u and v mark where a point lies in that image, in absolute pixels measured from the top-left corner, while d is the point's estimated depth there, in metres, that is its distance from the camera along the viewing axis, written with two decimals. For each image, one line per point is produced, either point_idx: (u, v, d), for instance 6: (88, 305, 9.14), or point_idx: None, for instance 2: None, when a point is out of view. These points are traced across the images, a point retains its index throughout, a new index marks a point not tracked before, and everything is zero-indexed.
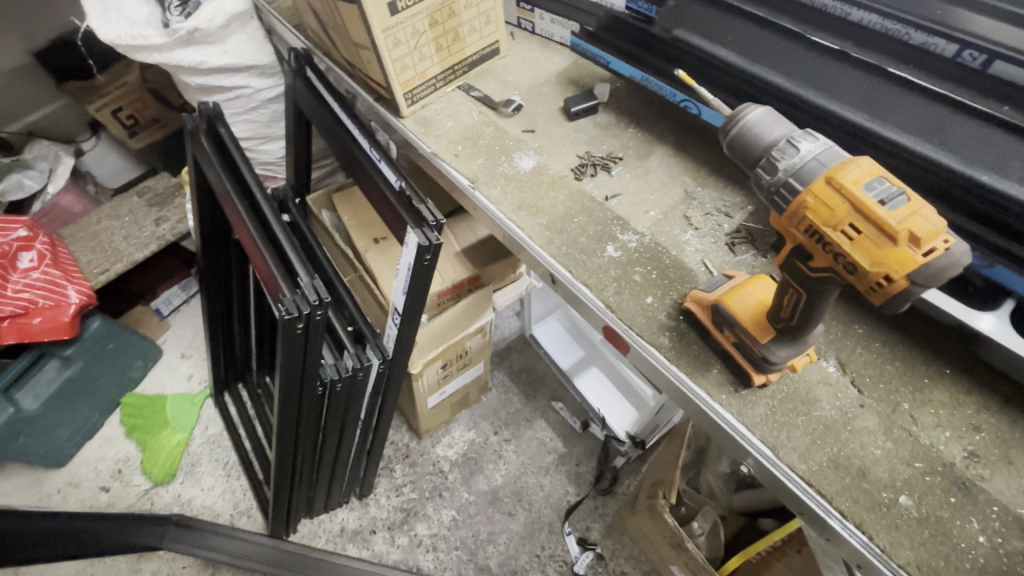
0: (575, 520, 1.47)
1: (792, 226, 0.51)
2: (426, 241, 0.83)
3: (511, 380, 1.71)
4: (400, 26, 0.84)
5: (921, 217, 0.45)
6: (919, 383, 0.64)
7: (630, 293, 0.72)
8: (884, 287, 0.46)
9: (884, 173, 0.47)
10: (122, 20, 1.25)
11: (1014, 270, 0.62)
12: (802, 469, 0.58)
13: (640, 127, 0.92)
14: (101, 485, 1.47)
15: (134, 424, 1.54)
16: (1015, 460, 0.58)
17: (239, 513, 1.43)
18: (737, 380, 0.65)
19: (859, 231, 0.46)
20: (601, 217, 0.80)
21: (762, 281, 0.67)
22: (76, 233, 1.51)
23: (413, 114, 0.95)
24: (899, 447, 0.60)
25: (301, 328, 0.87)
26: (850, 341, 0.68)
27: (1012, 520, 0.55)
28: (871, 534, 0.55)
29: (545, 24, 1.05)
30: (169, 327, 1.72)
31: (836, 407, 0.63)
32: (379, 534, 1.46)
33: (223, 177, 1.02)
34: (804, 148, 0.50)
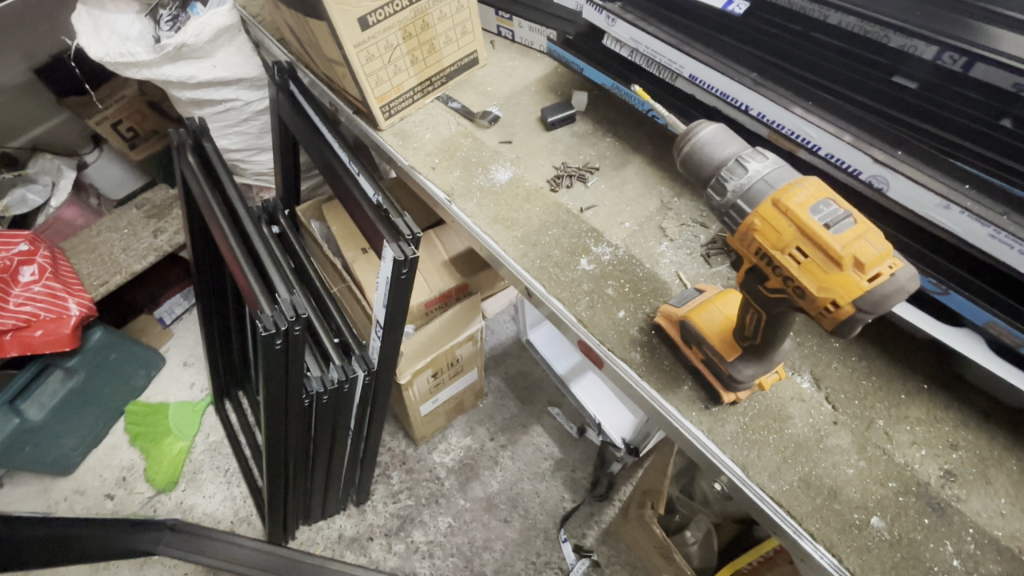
0: (571, 527, 1.47)
1: (745, 249, 0.50)
2: (402, 255, 0.83)
3: (507, 385, 1.71)
4: (373, 40, 0.84)
5: (867, 241, 0.44)
6: (895, 399, 0.62)
7: (603, 307, 0.71)
8: (832, 312, 0.45)
9: (833, 195, 0.46)
10: (113, 37, 1.27)
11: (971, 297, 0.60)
12: (771, 490, 0.57)
13: (617, 136, 0.91)
14: (105, 492, 1.49)
15: (137, 432, 1.56)
16: (994, 480, 0.57)
17: (239, 520, 1.45)
18: (707, 396, 0.64)
19: (807, 255, 0.45)
20: (575, 230, 0.79)
21: (731, 296, 0.66)
22: (77, 246, 1.54)
23: (391, 127, 0.95)
24: (872, 466, 0.58)
25: (280, 344, 0.87)
26: (825, 355, 0.66)
27: (988, 542, 0.53)
28: (841, 556, 0.53)
29: (524, 32, 1.05)
30: (172, 335, 1.75)
31: (809, 424, 0.61)
32: (377, 541, 1.46)
33: (206, 193, 1.03)
34: (752, 169, 0.49)
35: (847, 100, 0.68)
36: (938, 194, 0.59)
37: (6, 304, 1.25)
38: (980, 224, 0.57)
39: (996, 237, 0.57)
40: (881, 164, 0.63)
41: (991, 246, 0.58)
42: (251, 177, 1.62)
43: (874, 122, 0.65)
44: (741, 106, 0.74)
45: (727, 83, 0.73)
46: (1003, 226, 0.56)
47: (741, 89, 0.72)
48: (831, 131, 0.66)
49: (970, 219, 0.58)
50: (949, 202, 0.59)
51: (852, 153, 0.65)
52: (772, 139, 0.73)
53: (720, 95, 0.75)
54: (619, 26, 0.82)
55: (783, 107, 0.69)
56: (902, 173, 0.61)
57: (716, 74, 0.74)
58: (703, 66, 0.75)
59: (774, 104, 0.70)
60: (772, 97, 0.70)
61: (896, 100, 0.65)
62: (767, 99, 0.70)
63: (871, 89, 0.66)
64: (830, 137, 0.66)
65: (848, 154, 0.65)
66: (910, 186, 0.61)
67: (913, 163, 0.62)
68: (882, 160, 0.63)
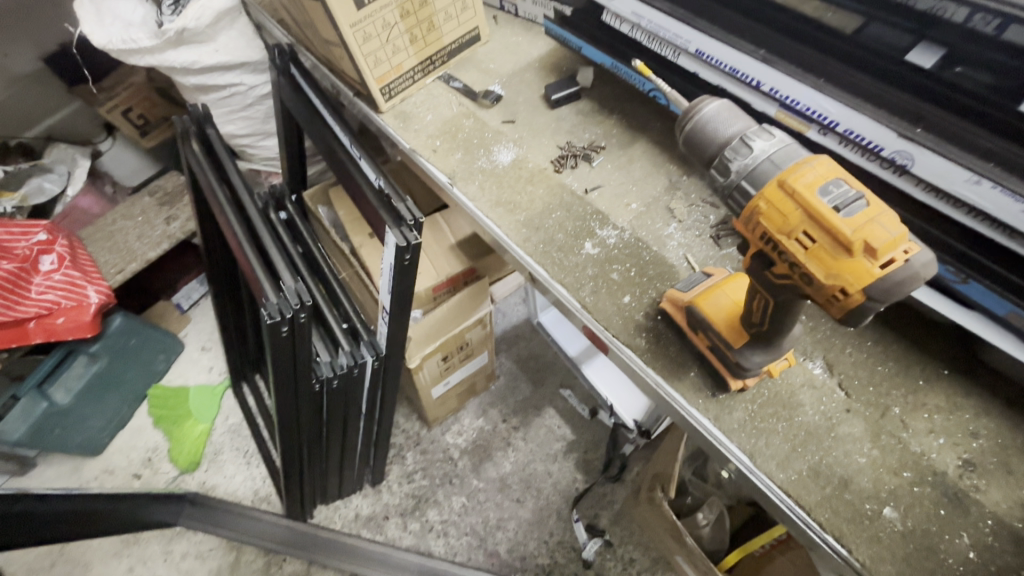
0: (583, 508, 1.48)
1: (749, 233, 0.47)
2: (404, 241, 0.82)
3: (518, 368, 1.71)
4: (368, 20, 0.82)
5: (880, 225, 0.41)
6: (913, 386, 0.60)
7: (608, 293, 0.70)
8: (841, 300, 0.42)
9: (843, 175, 0.44)
10: (115, 24, 1.26)
11: (990, 288, 0.56)
12: (780, 479, 0.55)
13: (623, 114, 0.88)
14: (133, 472, 1.55)
15: (161, 415, 1.61)
16: (1016, 470, 0.54)
17: (259, 499, 1.49)
18: (714, 384, 0.62)
19: (814, 240, 0.42)
20: (580, 212, 0.77)
21: (739, 281, 0.63)
22: (93, 234, 1.56)
23: (392, 109, 0.93)
24: (886, 455, 0.56)
25: (286, 332, 0.87)
26: (840, 340, 0.64)
27: (1007, 535, 0.51)
28: (851, 547, 0.52)
29: (528, 6, 1.00)
30: (190, 320, 1.79)
31: (820, 412, 0.59)
32: (393, 519, 1.49)
33: (211, 180, 1.03)
34: (757, 148, 0.46)
35: (859, 75, 0.64)
36: (966, 168, 0.55)
37: (28, 292, 1.29)
38: (1013, 199, 0.53)
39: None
40: (906, 139, 0.59)
41: (1022, 223, 0.53)
42: (258, 162, 1.62)
43: (890, 97, 0.61)
44: (752, 81, 0.70)
45: (737, 57, 0.69)
46: None
47: (753, 63, 0.68)
48: (849, 105, 0.62)
49: (1001, 195, 0.54)
50: (980, 176, 0.55)
51: (874, 129, 0.61)
52: (780, 119, 0.69)
53: (729, 71, 0.71)
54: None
55: (800, 81, 0.65)
56: (928, 147, 0.57)
57: (725, 47, 0.70)
58: (711, 40, 0.71)
59: (789, 77, 0.66)
60: (785, 71, 0.66)
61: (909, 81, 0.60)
62: (780, 72, 0.66)
63: (881, 68, 0.62)
64: (850, 110, 0.62)
65: (870, 129, 0.61)
66: (936, 161, 0.57)
67: (935, 140, 0.58)
68: (907, 134, 0.58)
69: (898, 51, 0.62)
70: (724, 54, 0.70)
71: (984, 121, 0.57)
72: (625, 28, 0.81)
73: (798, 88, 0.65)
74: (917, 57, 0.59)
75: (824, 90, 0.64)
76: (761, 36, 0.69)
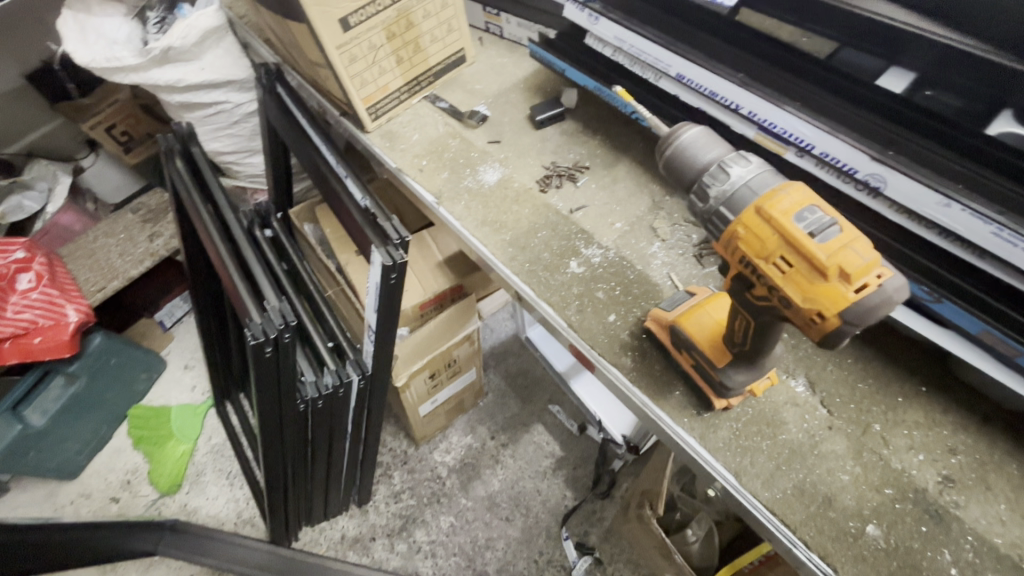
0: (572, 525, 1.47)
1: (728, 257, 0.48)
2: (390, 260, 0.82)
3: (506, 384, 1.70)
4: (355, 41, 0.82)
5: (854, 250, 0.42)
6: (892, 402, 0.61)
7: (593, 312, 0.70)
8: (819, 324, 0.43)
9: (818, 201, 0.45)
10: (100, 42, 1.27)
11: (961, 306, 0.58)
12: (764, 498, 0.56)
13: (607, 134, 0.89)
14: (111, 495, 1.51)
15: (141, 436, 1.57)
16: (994, 485, 0.55)
17: (242, 522, 1.46)
18: (698, 402, 0.62)
19: (791, 264, 0.43)
20: (565, 231, 0.78)
21: (722, 300, 0.64)
22: (74, 251, 1.55)
23: (378, 128, 0.93)
24: (868, 472, 0.57)
25: (270, 352, 0.86)
26: (821, 358, 0.65)
27: (988, 550, 0.52)
28: (836, 566, 0.52)
29: (513, 28, 1.02)
30: (173, 338, 1.76)
31: (803, 430, 0.60)
32: (379, 541, 1.47)
33: (195, 199, 1.03)
34: (734, 174, 0.47)
35: (833, 99, 0.65)
36: (936, 191, 0.57)
37: (4, 311, 1.25)
38: (982, 221, 0.54)
39: (999, 235, 0.54)
40: (878, 162, 0.60)
41: (991, 244, 0.55)
42: (244, 179, 1.61)
43: (862, 121, 0.63)
44: (731, 104, 0.71)
45: (716, 81, 0.71)
46: (1005, 223, 0.53)
47: (731, 87, 0.70)
48: (823, 128, 0.64)
49: (970, 217, 0.55)
50: (949, 199, 0.57)
51: (848, 152, 0.62)
52: (758, 141, 0.71)
53: (708, 94, 0.73)
54: (602, 24, 0.80)
55: (775, 104, 0.67)
56: (900, 171, 0.59)
57: (703, 72, 0.71)
58: (690, 64, 0.72)
59: (765, 101, 0.67)
60: (762, 95, 0.68)
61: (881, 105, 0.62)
62: (757, 96, 0.68)
63: (854, 93, 0.64)
64: (824, 133, 0.64)
65: (844, 152, 0.63)
66: (907, 184, 0.59)
67: (907, 163, 0.59)
68: (879, 157, 0.60)
69: (870, 75, 0.63)
70: (703, 78, 0.72)
71: (953, 143, 0.58)
72: (607, 51, 0.82)
73: (775, 112, 0.67)
74: (887, 82, 0.62)
75: (799, 114, 0.66)
76: (740, 61, 0.71)
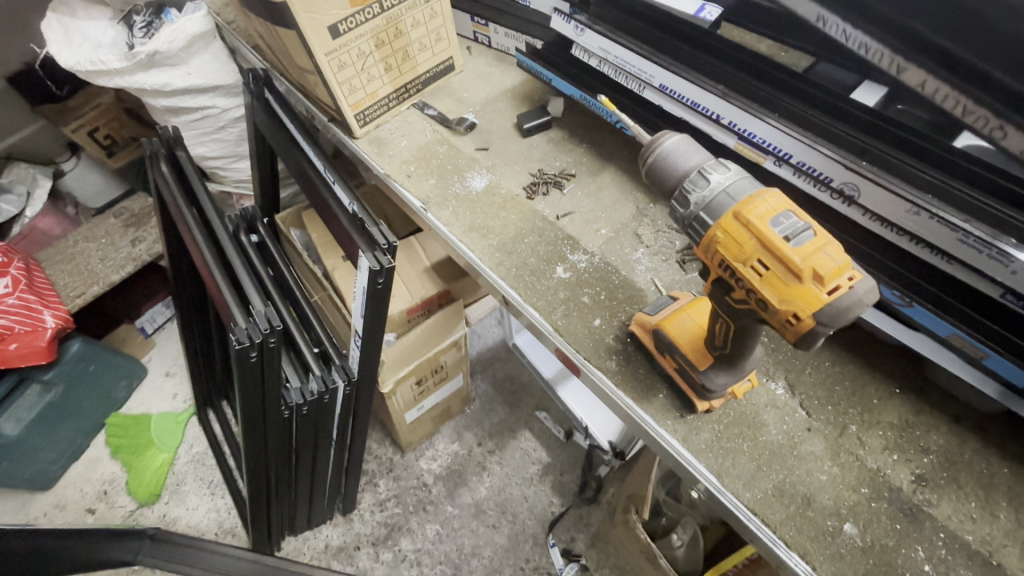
0: (559, 532, 1.47)
1: (708, 260, 0.50)
2: (378, 265, 0.83)
3: (494, 390, 1.71)
4: (344, 48, 0.83)
5: (826, 254, 0.44)
6: (868, 404, 0.62)
7: (579, 316, 0.71)
8: (794, 325, 0.44)
9: (793, 207, 0.46)
10: (85, 45, 1.26)
11: (930, 310, 0.60)
12: (746, 498, 0.57)
13: (593, 143, 0.91)
14: (87, 506, 1.47)
15: (119, 445, 1.54)
16: (964, 484, 0.57)
17: (224, 532, 1.43)
18: (682, 405, 0.63)
19: (768, 267, 0.45)
20: (551, 237, 0.79)
21: (704, 304, 0.65)
22: (53, 256, 1.53)
23: (366, 135, 0.94)
24: (845, 472, 0.58)
25: (255, 357, 0.85)
26: (799, 361, 0.66)
27: (960, 547, 0.53)
28: (815, 564, 0.53)
29: (501, 38, 1.04)
30: (154, 345, 1.73)
31: (783, 431, 0.61)
32: (364, 550, 1.46)
33: (180, 204, 1.02)
34: (714, 180, 0.48)
35: (810, 110, 0.67)
36: (907, 200, 0.60)
37: None
38: (951, 228, 0.57)
39: (965, 242, 0.57)
40: (852, 172, 0.63)
41: (958, 250, 0.58)
42: (230, 185, 1.60)
43: (837, 131, 0.65)
44: (713, 115, 0.74)
45: (697, 93, 0.73)
46: (971, 230, 0.56)
47: (712, 98, 0.72)
48: (800, 139, 0.66)
49: (939, 225, 0.58)
50: (918, 207, 0.59)
51: (824, 161, 0.65)
52: (739, 150, 0.73)
53: (691, 104, 0.75)
54: (588, 36, 0.82)
55: (754, 115, 0.69)
56: (873, 181, 0.61)
57: (686, 83, 0.74)
58: (674, 76, 0.75)
59: (744, 112, 0.70)
60: (741, 106, 0.70)
61: (855, 117, 0.64)
62: (737, 107, 0.70)
63: (829, 104, 0.66)
64: (801, 144, 0.66)
65: (820, 162, 0.65)
66: (879, 192, 0.61)
67: (879, 173, 0.62)
68: (852, 167, 0.63)
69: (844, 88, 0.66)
70: (686, 90, 0.75)
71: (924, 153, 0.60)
72: (593, 62, 0.84)
73: (754, 123, 0.69)
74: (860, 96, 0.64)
75: (777, 125, 0.68)
76: (721, 72, 0.73)
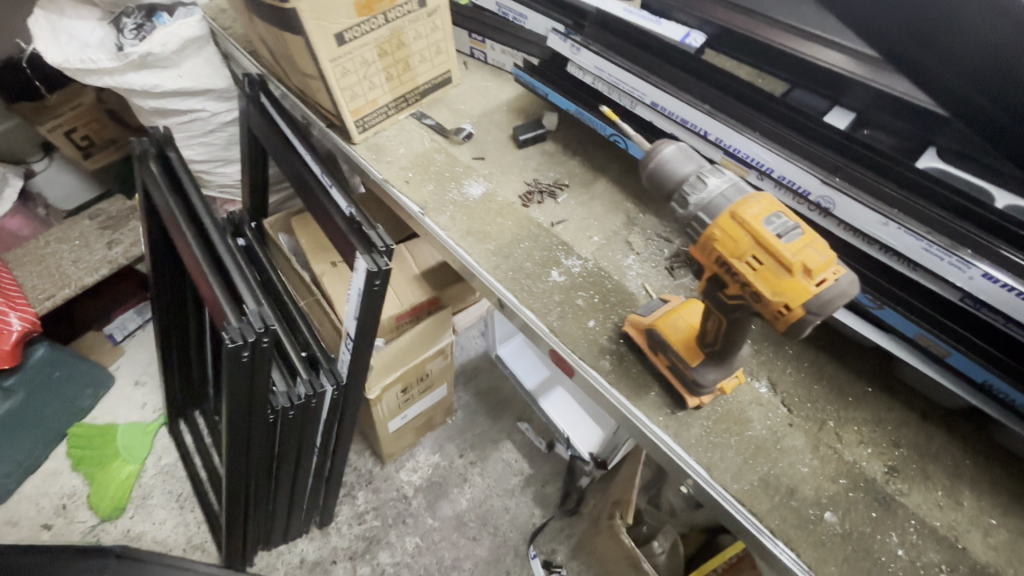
0: (540, 543, 1.48)
1: (705, 258, 0.53)
2: (375, 267, 0.84)
3: (475, 401, 1.71)
4: (348, 56, 0.86)
5: (813, 250, 0.48)
6: (843, 402, 0.67)
7: (573, 318, 0.74)
8: (785, 315, 0.48)
9: (781, 207, 0.50)
10: (72, 43, 1.25)
11: (900, 312, 0.65)
12: (734, 489, 0.60)
13: (585, 156, 0.95)
14: (43, 522, 1.40)
15: (82, 456, 1.47)
16: (932, 475, 0.61)
17: (192, 548, 1.38)
18: (673, 402, 0.67)
19: (761, 262, 0.49)
20: (546, 243, 0.82)
21: (694, 306, 0.69)
22: (22, 257, 1.49)
23: (365, 141, 0.96)
24: (825, 464, 0.62)
25: (247, 357, 0.85)
26: (781, 361, 0.70)
27: (929, 532, 0.57)
28: (799, 550, 0.57)
29: (497, 54, 1.08)
30: (124, 353, 1.68)
31: (767, 426, 0.65)
32: (341, 564, 1.44)
33: (170, 203, 1.01)
34: (711, 184, 0.52)
35: (788, 129, 0.73)
36: (877, 212, 0.65)
37: None
38: (916, 238, 0.63)
39: (928, 250, 0.62)
40: (827, 186, 0.68)
41: (922, 258, 0.63)
42: (215, 189, 1.59)
43: (814, 149, 0.71)
44: (701, 131, 0.79)
45: (686, 110, 0.78)
46: (934, 239, 0.61)
47: (699, 115, 0.77)
48: (781, 155, 0.71)
49: (905, 235, 0.63)
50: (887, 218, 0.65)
51: (802, 176, 0.70)
52: (724, 164, 0.78)
53: (679, 121, 0.80)
54: (584, 54, 0.86)
55: (738, 132, 0.74)
56: (846, 194, 0.67)
57: (675, 101, 0.79)
58: (664, 94, 0.80)
59: (730, 129, 0.75)
60: (727, 123, 0.75)
61: (829, 138, 0.70)
62: (722, 124, 0.75)
63: (805, 126, 0.72)
64: (781, 159, 0.71)
65: (798, 176, 0.71)
66: (851, 205, 0.67)
67: (852, 187, 0.67)
68: (828, 181, 0.68)
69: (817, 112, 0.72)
70: (675, 107, 0.80)
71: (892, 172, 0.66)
72: (587, 79, 0.89)
73: (739, 139, 0.74)
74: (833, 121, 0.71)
75: (760, 141, 0.73)
76: (707, 92, 0.78)
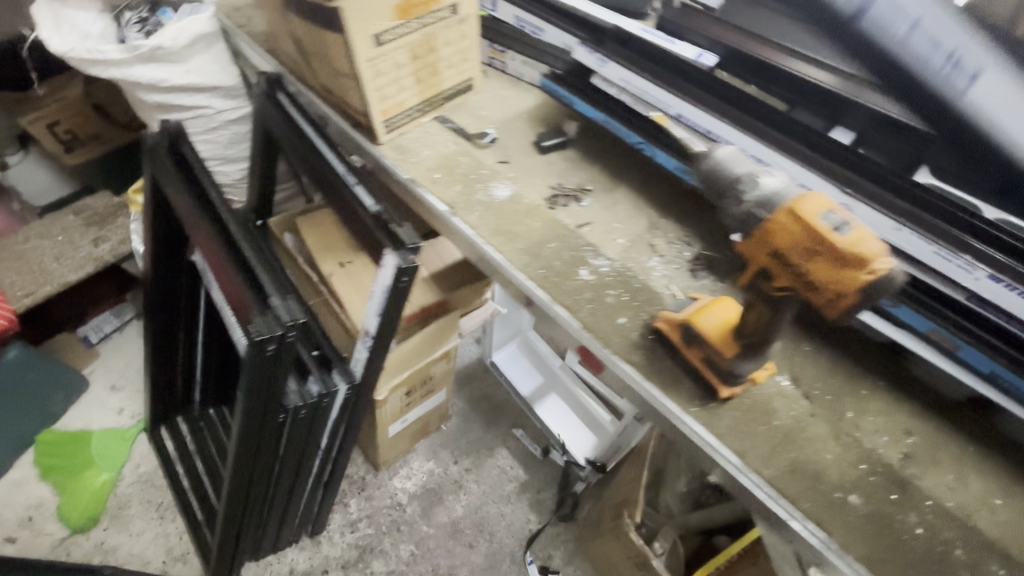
0: (537, 549, 1.49)
1: (757, 251, 0.58)
2: (405, 263, 0.86)
3: (469, 408, 1.71)
4: (383, 57, 0.88)
5: (869, 242, 0.52)
6: (858, 394, 0.72)
7: (604, 314, 0.77)
8: (839, 300, 0.54)
9: (834, 204, 0.55)
10: (73, 33, 1.22)
11: (915, 308, 0.71)
12: (767, 475, 0.64)
13: (606, 164, 0.99)
14: (8, 534, 1.45)
15: (49, 467, 1.52)
16: (942, 460, 0.66)
17: (171, 559, 1.44)
18: (704, 395, 0.70)
19: (817, 254, 0.54)
20: (573, 243, 0.85)
21: (726, 302, 0.73)
22: (1, 252, 1.48)
23: (390, 141, 0.98)
24: (847, 451, 0.66)
25: (271, 352, 0.84)
26: (800, 356, 0.75)
27: (943, 512, 0.62)
28: (829, 531, 0.60)
29: (517, 65, 1.13)
30: (97, 356, 1.74)
31: (791, 416, 0.69)
32: (332, 574, 1.41)
33: (186, 197, 0.99)
34: (768, 183, 0.56)
35: (807, 144, 0.79)
36: (891, 219, 0.71)
37: None
38: (926, 243, 0.69)
39: (937, 253, 0.69)
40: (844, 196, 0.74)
41: (931, 261, 0.70)
42: None
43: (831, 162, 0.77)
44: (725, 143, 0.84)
45: (711, 122, 0.84)
46: (943, 244, 0.68)
47: (725, 128, 0.83)
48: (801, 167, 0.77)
49: (915, 239, 0.70)
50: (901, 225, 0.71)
51: (821, 187, 0.76)
52: None
53: (704, 133, 0.85)
54: (611, 67, 0.91)
55: (762, 145, 0.80)
56: (862, 203, 0.73)
57: (701, 114, 0.84)
58: (690, 106, 0.85)
59: (754, 142, 0.81)
60: (750, 136, 0.81)
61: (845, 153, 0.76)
62: (747, 136, 0.81)
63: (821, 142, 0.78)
64: (802, 170, 0.77)
65: (818, 186, 0.77)
66: (868, 213, 0.73)
67: (867, 198, 0.74)
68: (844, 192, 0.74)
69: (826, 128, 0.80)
70: (701, 119, 0.85)
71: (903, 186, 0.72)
72: (612, 91, 0.93)
73: (762, 151, 0.80)
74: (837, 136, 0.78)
75: (781, 154, 0.79)
76: (731, 107, 0.84)
